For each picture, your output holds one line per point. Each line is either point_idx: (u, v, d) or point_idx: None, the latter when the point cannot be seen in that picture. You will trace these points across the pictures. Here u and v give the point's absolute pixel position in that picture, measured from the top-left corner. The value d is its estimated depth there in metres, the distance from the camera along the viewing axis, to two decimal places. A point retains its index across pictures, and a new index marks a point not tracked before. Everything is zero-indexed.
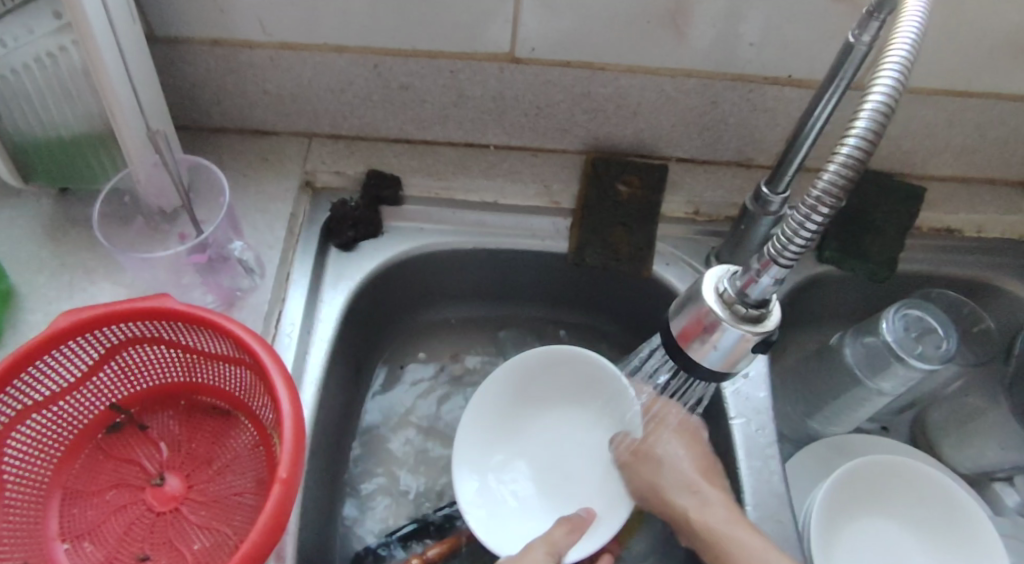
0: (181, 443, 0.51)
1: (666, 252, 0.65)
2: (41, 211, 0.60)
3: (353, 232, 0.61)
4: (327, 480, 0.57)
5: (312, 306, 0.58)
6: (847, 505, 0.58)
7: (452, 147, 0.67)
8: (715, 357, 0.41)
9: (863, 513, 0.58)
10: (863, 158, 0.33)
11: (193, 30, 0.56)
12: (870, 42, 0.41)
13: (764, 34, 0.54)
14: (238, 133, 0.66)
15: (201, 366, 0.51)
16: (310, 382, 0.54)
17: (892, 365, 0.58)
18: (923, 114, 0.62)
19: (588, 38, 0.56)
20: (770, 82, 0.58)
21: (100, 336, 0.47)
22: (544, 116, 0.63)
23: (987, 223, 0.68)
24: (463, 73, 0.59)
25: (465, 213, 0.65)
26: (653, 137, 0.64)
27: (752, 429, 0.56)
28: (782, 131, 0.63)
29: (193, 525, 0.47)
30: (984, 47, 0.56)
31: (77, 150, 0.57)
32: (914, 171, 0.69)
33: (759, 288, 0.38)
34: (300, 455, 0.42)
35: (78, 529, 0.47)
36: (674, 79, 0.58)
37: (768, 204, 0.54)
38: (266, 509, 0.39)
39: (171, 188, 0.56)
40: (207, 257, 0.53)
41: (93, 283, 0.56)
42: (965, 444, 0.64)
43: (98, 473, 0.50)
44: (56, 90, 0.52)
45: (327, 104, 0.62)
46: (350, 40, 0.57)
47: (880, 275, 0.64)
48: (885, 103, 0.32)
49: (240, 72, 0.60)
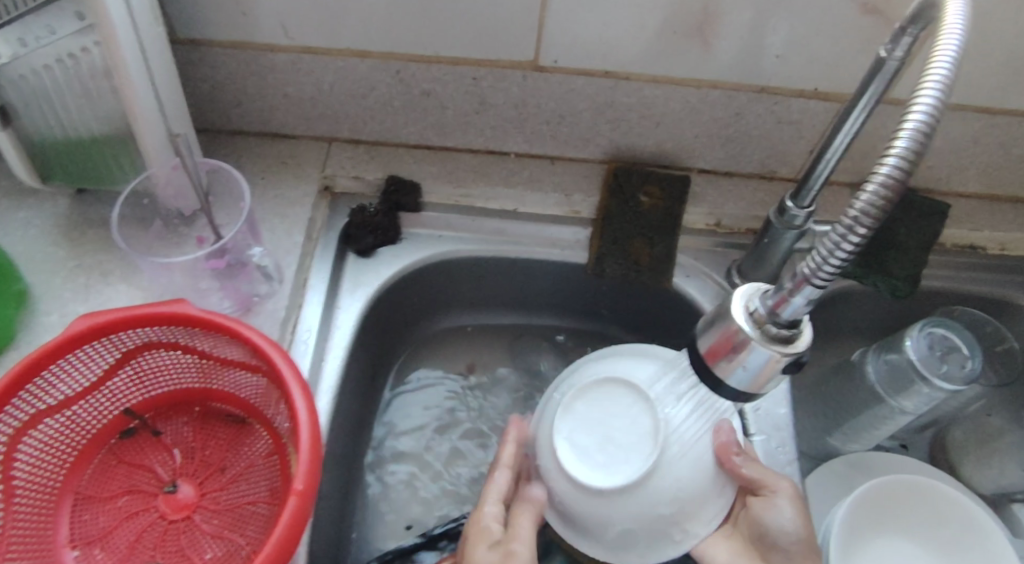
0: (193, 449, 0.51)
1: (686, 264, 0.64)
2: (58, 211, 0.60)
3: (371, 237, 0.61)
4: (340, 489, 0.56)
5: (330, 312, 0.57)
6: (885, 516, 0.57)
7: (472, 154, 0.66)
8: (742, 377, 0.40)
9: (895, 530, 0.57)
10: (903, 178, 0.32)
11: (215, 32, 0.56)
12: (903, 57, 0.40)
13: (793, 47, 0.53)
14: (257, 136, 0.66)
15: (217, 371, 0.51)
16: (326, 389, 0.53)
17: (917, 385, 0.57)
18: (949, 130, 0.62)
19: (612, 49, 0.55)
20: (796, 95, 0.58)
21: (115, 340, 0.46)
22: (565, 125, 0.62)
23: (1011, 241, 0.67)
24: (485, 80, 0.58)
25: (484, 220, 0.64)
26: (674, 148, 0.63)
27: (772, 446, 0.55)
28: (806, 144, 0.62)
29: (205, 534, 0.47)
30: (1014, 64, 0.55)
31: (95, 150, 0.56)
32: (938, 187, 0.68)
33: (791, 307, 0.37)
34: (317, 466, 0.41)
35: (88, 535, 0.46)
36: (699, 90, 0.58)
37: (793, 219, 0.53)
38: (282, 519, 0.39)
39: (189, 191, 0.56)
40: (225, 262, 0.53)
41: (109, 285, 0.55)
42: (987, 466, 0.63)
43: (109, 478, 0.49)
44: (76, 91, 0.51)
45: (347, 109, 0.62)
46: (373, 46, 0.56)
47: (902, 292, 0.63)
48: (927, 122, 0.31)
49: (261, 76, 0.59)
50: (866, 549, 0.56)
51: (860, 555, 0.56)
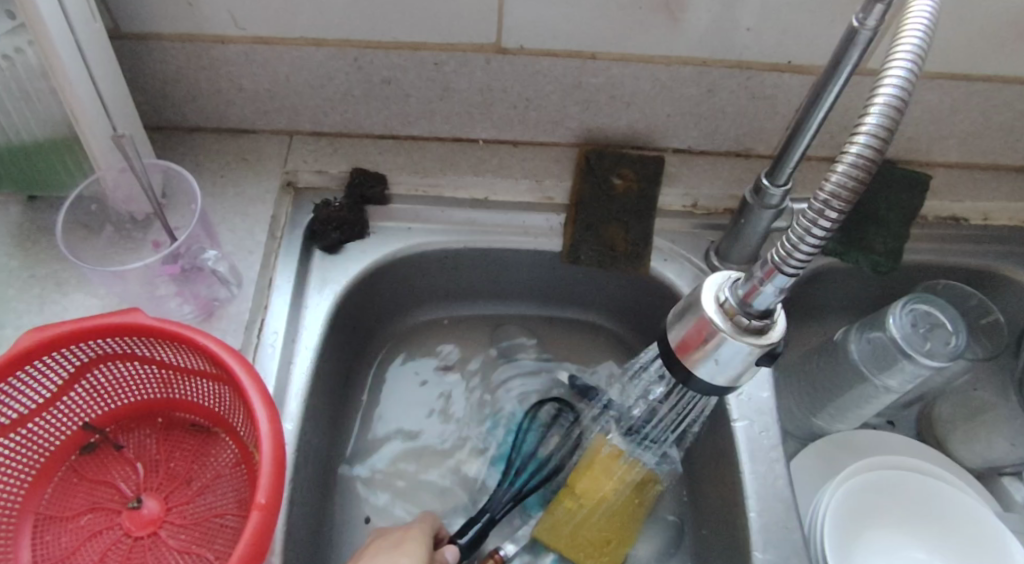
0: (158, 462, 0.49)
1: (663, 247, 0.62)
2: (9, 219, 0.57)
3: (337, 233, 0.59)
4: (317, 496, 0.54)
5: (296, 311, 0.55)
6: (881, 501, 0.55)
7: (439, 142, 0.64)
8: (715, 371, 0.39)
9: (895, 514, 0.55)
10: (876, 156, 0.31)
11: (160, 26, 0.53)
12: (876, 27, 0.36)
13: (763, 20, 0.51)
14: (216, 132, 0.63)
15: (178, 381, 0.49)
16: (294, 393, 0.52)
17: (900, 362, 0.56)
18: (927, 99, 0.60)
19: (575, 28, 0.53)
20: (770, 69, 0.55)
21: (68, 354, 0.44)
22: (534, 109, 0.60)
23: (994, 211, 0.66)
24: (448, 65, 0.56)
25: (455, 211, 0.62)
26: (648, 128, 0.61)
27: (756, 431, 0.54)
28: (782, 120, 0.60)
29: (171, 549, 0.46)
30: (992, 30, 0.53)
31: (41, 155, 0.54)
32: (919, 158, 0.66)
33: (763, 297, 0.36)
34: (280, 479, 0.40)
35: (51, 556, 0.45)
36: (670, 68, 0.56)
37: (769, 198, 0.51)
38: (244, 536, 0.37)
39: (140, 193, 0.54)
40: (180, 268, 0.51)
41: (65, 295, 0.53)
42: (973, 437, 0.62)
43: (71, 496, 0.47)
44: (14, 93, 0.49)
45: (307, 100, 0.60)
46: (328, 34, 0.54)
47: (884, 267, 0.61)
48: (898, 96, 0.30)
49: (214, 69, 0.57)
50: (871, 530, 0.54)
51: (866, 532, 0.54)
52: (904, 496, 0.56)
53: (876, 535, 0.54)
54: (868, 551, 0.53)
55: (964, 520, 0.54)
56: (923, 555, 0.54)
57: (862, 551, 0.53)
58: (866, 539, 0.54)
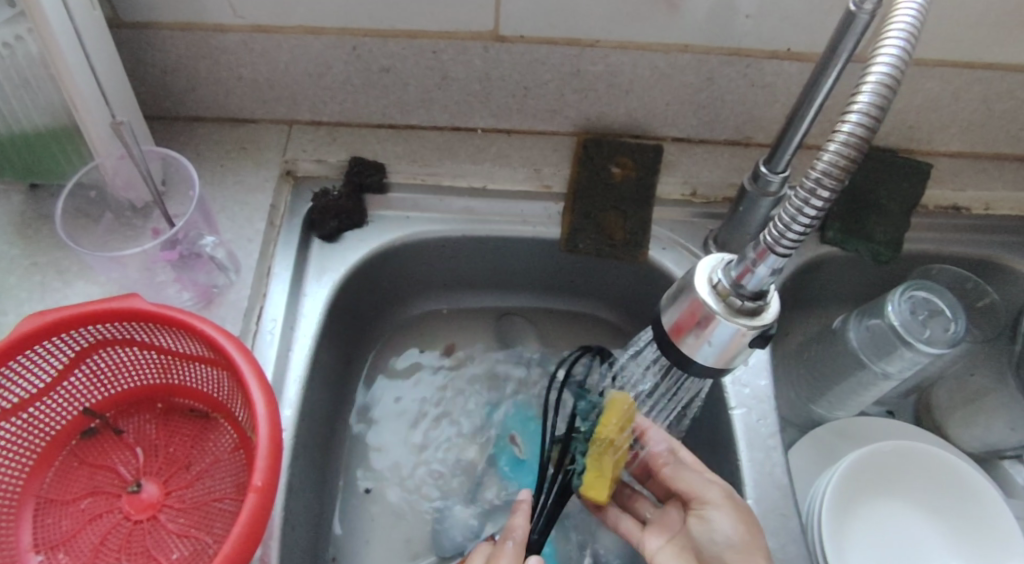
0: (157, 447, 0.50)
1: (662, 236, 0.62)
2: (11, 208, 0.57)
3: (336, 221, 0.59)
4: (316, 482, 0.55)
5: (296, 299, 0.56)
6: (887, 480, 0.55)
7: (438, 131, 0.64)
8: (709, 353, 0.39)
9: (900, 494, 0.55)
10: (867, 136, 0.31)
11: (159, 15, 0.53)
12: (873, 10, 0.36)
13: (763, 6, 0.51)
14: (215, 122, 0.64)
15: (177, 366, 0.49)
16: (292, 380, 0.52)
17: (899, 350, 0.56)
18: (928, 87, 0.59)
19: (573, 15, 0.53)
20: (769, 56, 0.55)
21: (68, 339, 0.45)
22: (531, 97, 0.60)
23: (995, 200, 0.65)
24: (445, 53, 0.56)
25: (453, 200, 0.62)
26: (646, 116, 0.61)
27: (753, 420, 0.54)
28: (782, 108, 0.60)
29: (170, 533, 0.46)
30: (993, 16, 0.52)
31: (42, 143, 0.54)
32: (919, 147, 0.66)
33: (756, 278, 0.36)
34: (277, 463, 0.40)
35: (52, 540, 0.45)
36: (668, 55, 0.55)
37: (768, 185, 0.51)
38: (241, 517, 0.38)
39: (139, 180, 0.54)
40: (178, 253, 0.51)
41: (66, 283, 0.54)
42: (973, 424, 0.62)
43: (71, 480, 0.48)
44: (15, 80, 0.49)
45: (305, 89, 0.60)
46: (326, 22, 0.54)
47: (885, 256, 0.62)
48: (891, 74, 0.30)
49: (213, 58, 0.57)
50: (872, 507, 0.55)
51: (868, 509, 0.54)
52: (910, 481, 0.56)
53: (877, 510, 0.55)
54: (867, 525, 0.54)
55: (969, 505, 0.55)
56: (921, 532, 0.55)
57: (861, 524, 0.54)
58: (867, 514, 0.54)
